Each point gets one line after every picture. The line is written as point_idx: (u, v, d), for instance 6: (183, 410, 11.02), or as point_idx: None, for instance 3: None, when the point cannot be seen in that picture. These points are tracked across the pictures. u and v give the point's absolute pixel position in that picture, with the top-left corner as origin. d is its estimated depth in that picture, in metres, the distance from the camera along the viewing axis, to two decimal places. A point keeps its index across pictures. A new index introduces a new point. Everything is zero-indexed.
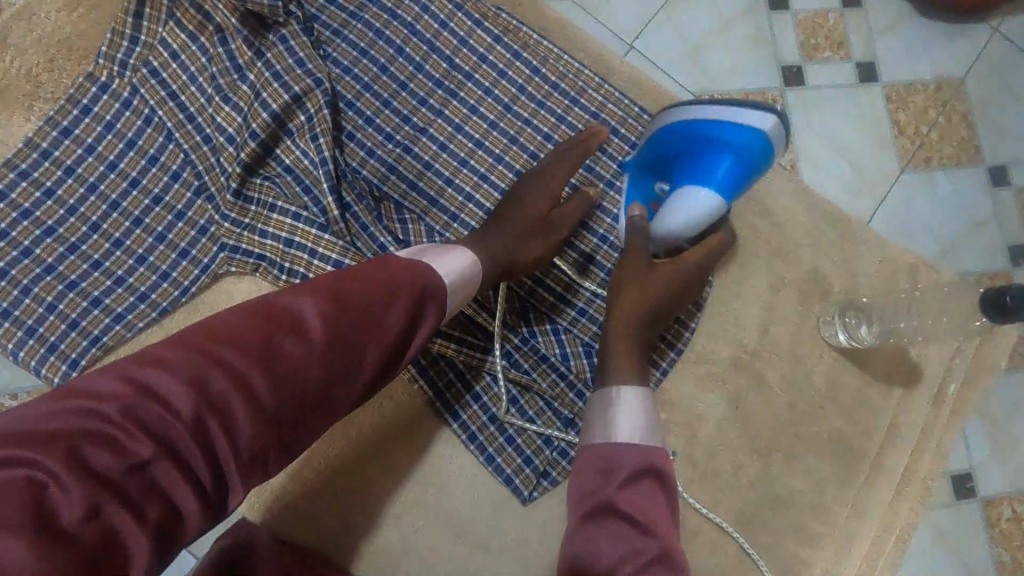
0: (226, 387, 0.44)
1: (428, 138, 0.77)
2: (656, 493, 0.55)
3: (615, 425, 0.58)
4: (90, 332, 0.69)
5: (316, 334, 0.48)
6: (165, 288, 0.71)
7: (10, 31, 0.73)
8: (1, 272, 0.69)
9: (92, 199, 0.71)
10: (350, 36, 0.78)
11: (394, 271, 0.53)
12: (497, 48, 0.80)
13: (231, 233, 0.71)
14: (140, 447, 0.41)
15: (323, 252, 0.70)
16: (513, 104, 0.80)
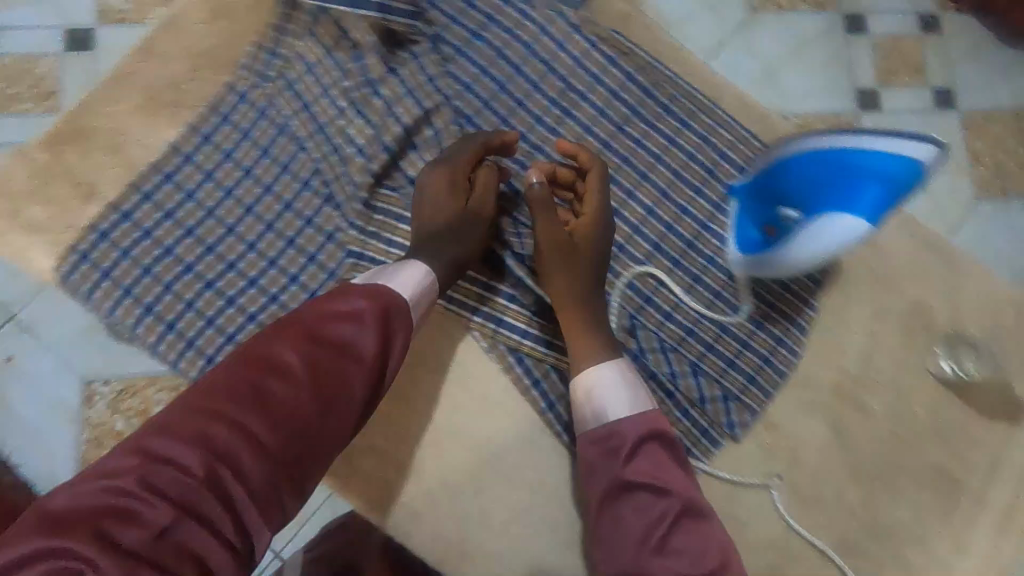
0: (268, 429, 0.52)
1: (543, 155, 0.80)
2: (667, 461, 0.64)
3: (603, 404, 0.66)
4: (225, 329, 0.72)
5: (295, 370, 0.55)
6: (294, 291, 0.74)
7: (157, 41, 0.77)
8: (144, 270, 0.72)
9: (229, 203, 0.75)
10: (471, 54, 0.80)
11: (351, 300, 0.59)
12: (611, 70, 0.82)
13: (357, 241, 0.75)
14: (195, 471, 0.48)
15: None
16: (625, 125, 0.81)
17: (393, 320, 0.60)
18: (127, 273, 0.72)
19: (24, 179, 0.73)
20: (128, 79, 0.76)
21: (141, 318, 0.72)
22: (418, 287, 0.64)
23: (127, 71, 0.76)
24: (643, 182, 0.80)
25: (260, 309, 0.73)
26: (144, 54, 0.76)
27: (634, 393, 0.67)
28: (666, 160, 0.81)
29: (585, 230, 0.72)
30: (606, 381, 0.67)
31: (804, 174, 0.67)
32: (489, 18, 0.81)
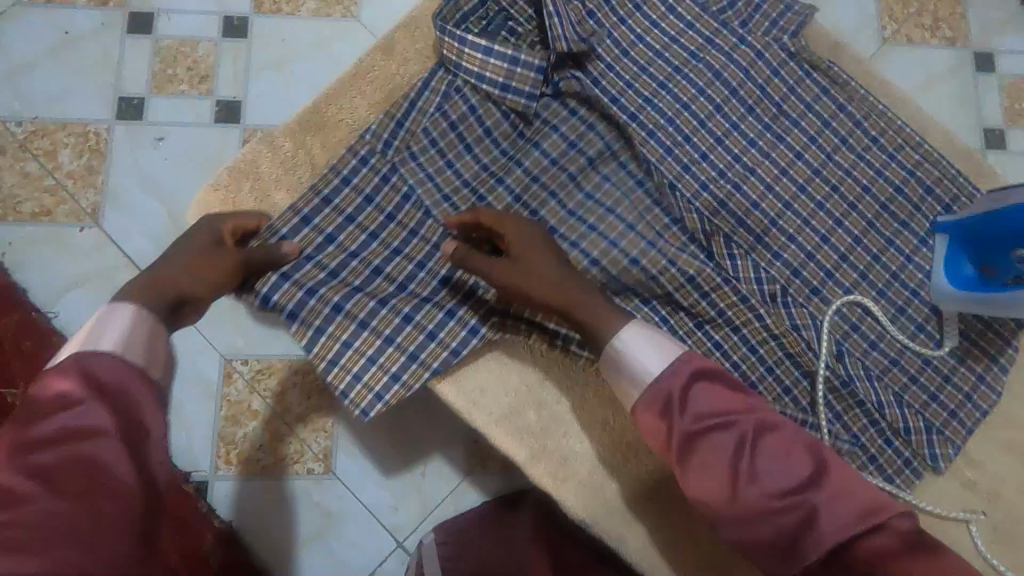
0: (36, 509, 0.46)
1: (756, 177, 0.81)
2: (723, 394, 0.61)
3: (638, 367, 0.63)
4: (465, 322, 0.73)
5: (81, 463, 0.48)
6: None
7: (397, 41, 0.80)
8: (376, 268, 0.75)
9: (455, 201, 0.78)
10: (690, 74, 0.83)
11: (99, 377, 0.52)
12: (823, 99, 0.83)
13: (577, 254, 0.77)
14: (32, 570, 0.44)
15: (664, 282, 0.77)
16: (835, 154, 0.83)
17: (136, 406, 0.52)
18: (363, 269, 0.74)
19: (270, 166, 0.76)
20: (369, 76, 0.79)
21: (374, 312, 0.72)
22: (137, 338, 0.55)
23: (367, 69, 0.79)
24: (851, 211, 0.81)
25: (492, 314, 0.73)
26: (384, 53, 0.80)
27: (660, 345, 0.64)
28: (874, 192, 0.82)
29: (556, 283, 0.66)
30: (635, 345, 0.63)
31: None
32: (707, 41, 0.83)
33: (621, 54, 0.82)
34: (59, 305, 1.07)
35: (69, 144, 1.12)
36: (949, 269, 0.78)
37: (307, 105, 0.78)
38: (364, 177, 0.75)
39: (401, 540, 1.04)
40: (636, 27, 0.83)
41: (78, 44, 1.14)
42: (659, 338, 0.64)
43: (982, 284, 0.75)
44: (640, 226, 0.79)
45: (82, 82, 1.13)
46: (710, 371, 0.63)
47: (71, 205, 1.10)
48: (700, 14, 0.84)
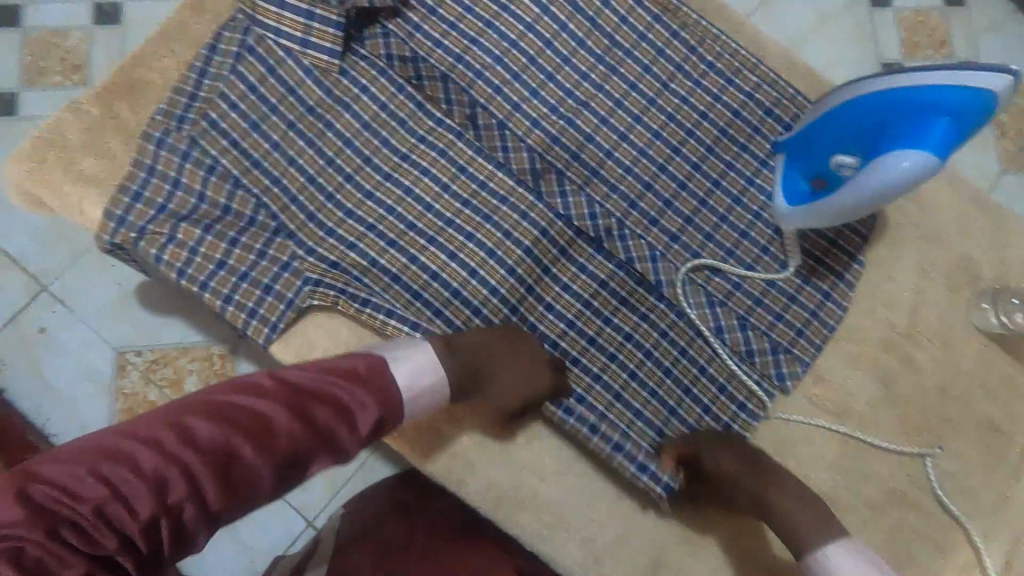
0: (202, 449, 0.51)
1: (590, 111, 0.80)
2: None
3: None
4: (285, 296, 0.71)
5: (305, 437, 0.55)
6: (352, 256, 0.73)
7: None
8: (204, 229, 0.71)
9: (275, 155, 0.74)
10: (517, 10, 0.80)
11: (369, 395, 0.60)
12: (656, 27, 0.82)
13: (406, 206, 0.75)
14: (171, 494, 0.49)
15: (484, 236, 0.75)
16: (670, 83, 0.81)
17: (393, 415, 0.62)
18: (188, 234, 0.71)
19: (77, 134, 0.73)
20: (180, 36, 0.76)
21: (212, 274, 0.71)
22: (425, 389, 0.64)
23: (177, 29, 0.77)
24: (689, 139, 0.80)
25: (322, 276, 0.72)
26: (196, 10, 0.77)
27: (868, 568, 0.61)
28: (712, 118, 0.81)
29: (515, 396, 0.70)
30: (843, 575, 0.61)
31: (865, 118, 0.66)
32: None
33: None
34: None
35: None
36: (788, 185, 0.76)
37: (114, 69, 0.75)
38: (177, 138, 0.72)
39: (312, 521, 0.97)
40: None
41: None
42: (848, 556, 0.62)
43: (805, 197, 0.74)
44: (471, 168, 0.76)
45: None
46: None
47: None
48: None
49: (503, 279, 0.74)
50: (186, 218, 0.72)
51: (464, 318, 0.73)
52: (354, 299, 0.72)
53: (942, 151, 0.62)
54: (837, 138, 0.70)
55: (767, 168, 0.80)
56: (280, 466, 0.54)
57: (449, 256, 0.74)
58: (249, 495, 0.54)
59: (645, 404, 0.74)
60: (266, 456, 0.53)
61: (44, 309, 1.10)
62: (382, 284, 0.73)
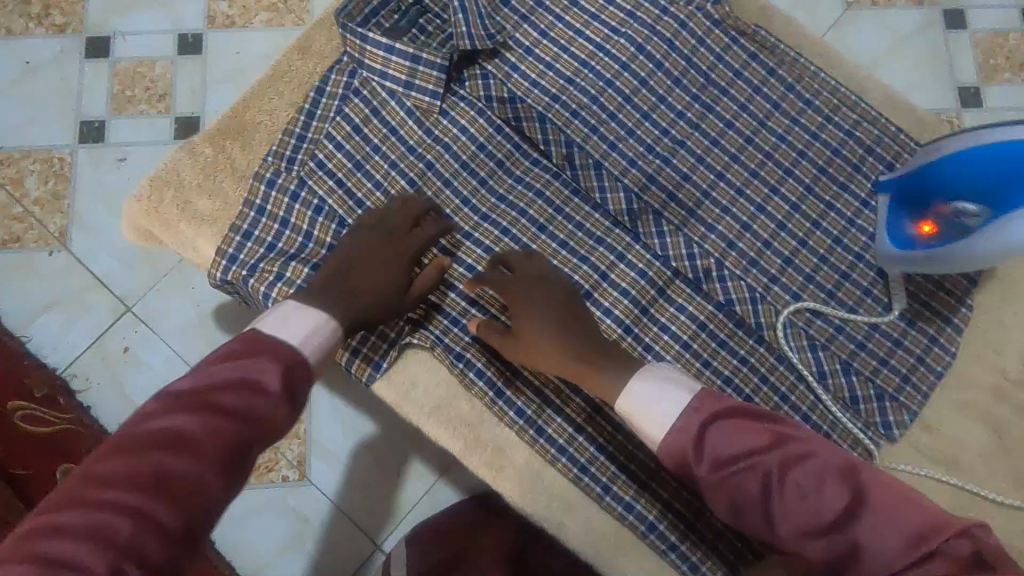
0: (138, 486, 0.46)
1: (686, 150, 0.79)
2: (747, 429, 0.56)
3: (651, 417, 0.60)
4: (387, 334, 0.72)
5: (205, 432, 0.49)
6: (453, 297, 0.74)
7: (314, 40, 0.80)
8: (312, 267, 0.73)
9: (378, 194, 0.76)
10: (612, 51, 0.81)
11: (252, 367, 0.54)
12: (752, 65, 0.81)
13: (503, 246, 0.76)
14: (119, 542, 0.43)
15: (582, 277, 0.75)
16: (767, 121, 0.80)
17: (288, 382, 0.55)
18: (296, 272, 0.73)
19: (192, 173, 0.76)
20: (287, 77, 0.79)
21: None
22: (314, 336, 0.59)
23: (284, 71, 0.79)
24: (787, 177, 0.79)
25: (423, 316, 0.73)
26: (302, 52, 0.79)
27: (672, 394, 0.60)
28: (810, 156, 0.80)
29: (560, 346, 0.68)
30: (651, 411, 0.60)
31: (984, 166, 0.66)
32: (628, 14, 0.82)
33: (540, 35, 0.81)
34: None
35: (30, 170, 1.13)
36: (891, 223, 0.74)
37: (225, 110, 0.78)
38: (288, 179, 0.74)
39: (377, 541, 0.90)
40: (554, 7, 0.81)
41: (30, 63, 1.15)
42: (668, 379, 0.62)
43: (915, 239, 0.72)
44: (569, 208, 0.77)
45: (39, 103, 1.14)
46: (728, 410, 0.58)
47: (32, 226, 1.11)
48: None
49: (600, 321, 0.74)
50: (296, 257, 0.73)
51: None
52: (450, 350, 0.72)
53: None
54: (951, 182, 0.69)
55: (870, 207, 0.78)
56: (221, 467, 0.49)
57: None
58: (208, 506, 0.48)
59: None
60: (205, 461, 0.48)
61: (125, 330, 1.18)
62: None
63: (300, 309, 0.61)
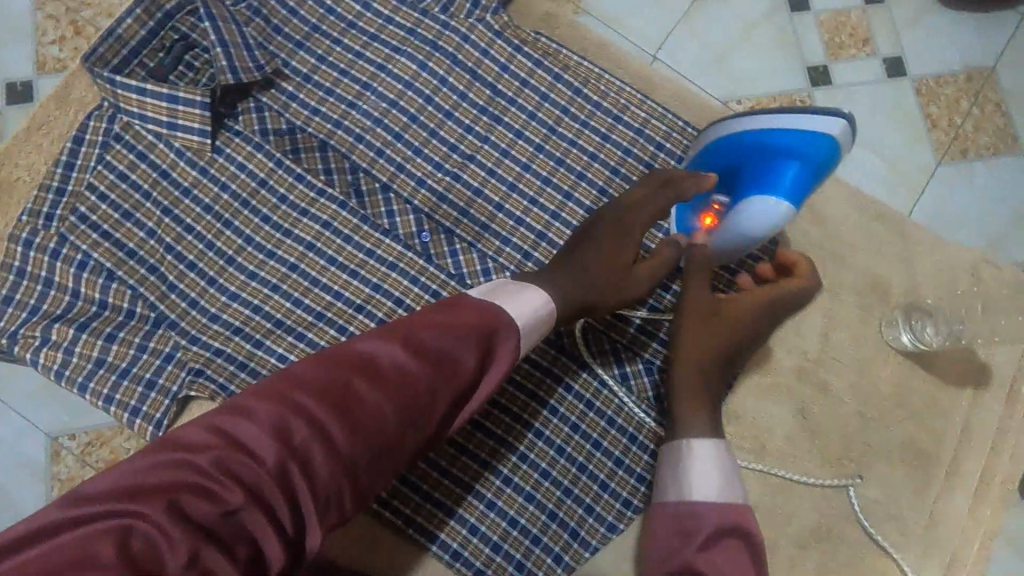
0: (267, 416, 0.45)
1: (477, 165, 0.78)
2: (745, 562, 0.53)
3: (698, 480, 0.58)
4: (169, 390, 0.69)
5: (412, 363, 0.49)
6: (238, 342, 0.71)
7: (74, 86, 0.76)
8: (81, 327, 0.69)
9: (151, 241, 0.72)
10: (394, 70, 0.80)
11: (459, 312, 0.53)
12: (538, 72, 0.81)
13: (292, 283, 0.73)
14: (270, 464, 0.44)
15: (375, 307, 0.73)
16: (557, 126, 0.80)
17: (496, 321, 0.54)
18: (63, 334, 0.69)
19: None
20: (46, 130, 0.75)
21: (92, 373, 0.69)
22: (526, 295, 0.58)
23: (44, 122, 0.75)
24: (580, 182, 0.79)
25: (204, 364, 0.70)
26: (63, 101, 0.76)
27: (728, 482, 0.58)
28: (602, 158, 0.80)
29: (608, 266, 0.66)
30: (704, 452, 0.59)
31: (738, 155, 0.68)
32: (409, 32, 0.81)
33: (318, 61, 0.79)
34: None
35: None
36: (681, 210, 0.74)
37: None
38: (46, 237, 0.71)
39: None
40: (331, 31, 0.80)
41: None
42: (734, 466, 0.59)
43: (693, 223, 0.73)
44: (357, 236, 0.75)
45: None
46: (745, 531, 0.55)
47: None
48: (397, 7, 0.81)
49: None
50: (63, 318, 0.70)
51: None
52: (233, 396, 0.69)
53: (794, 199, 0.63)
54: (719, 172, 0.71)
55: None
56: (430, 388, 0.50)
57: (338, 330, 0.72)
58: (403, 430, 0.49)
59: (552, 463, 0.72)
60: (354, 384, 0.48)
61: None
62: (269, 366, 0.71)
63: (525, 288, 0.59)
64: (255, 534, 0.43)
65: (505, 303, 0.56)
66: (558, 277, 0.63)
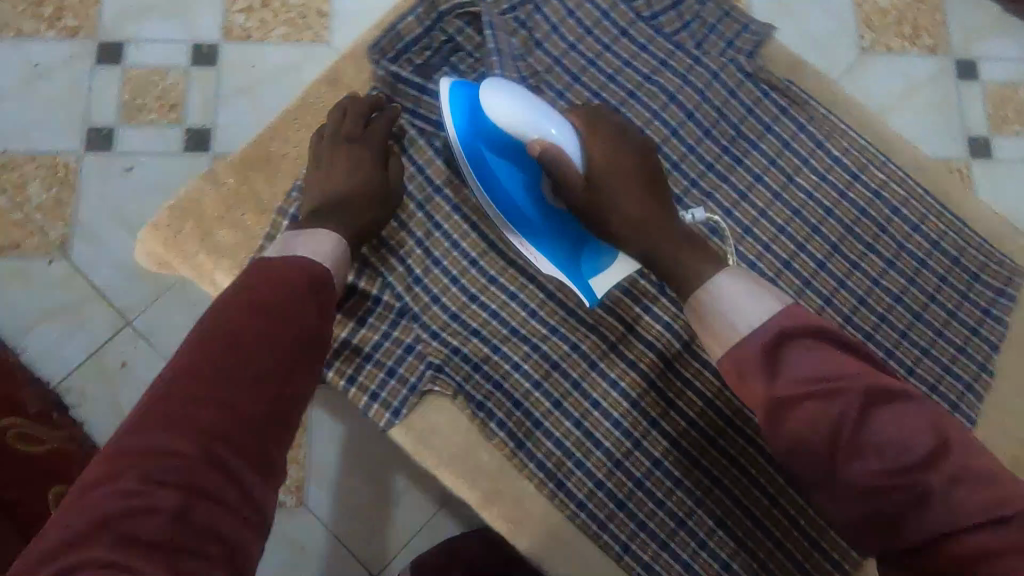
0: (185, 431, 0.48)
1: (715, 203, 0.79)
2: (836, 361, 0.51)
3: (731, 311, 0.56)
4: (408, 380, 0.71)
5: (251, 321, 0.54)
6: (476, 343, 0.73)
7: (342, 72, 0.79)
8: (333, 307, 0.72)
9: (403, 233, 0.75)
10: (644, 98, 0.81)
11: (287, 274, 0.58)
12: (782, 119, 0.81)
13: (529, 293, 0.75)
14: (201, 454, 0.48)
15: (604, 330, 0.75)
16: (796, 176, 0.80)
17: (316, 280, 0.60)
18: None
19: (212, 205, 0.74)
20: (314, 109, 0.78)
21: (337, 353, 0.71)
22: (320, 244, 0.63)
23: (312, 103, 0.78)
24: (815, 234, 0.79)
25: (445, 361, 0.71)
26: (331, 85, 0.79)
27: (762, 296, 0.56)
28: (837, 214, 0.80)
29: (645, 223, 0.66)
30: (725, 289, 0.58)
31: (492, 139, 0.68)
32: (661, 63, 0.82)
33: (573, 79, 0.80)
34: (23, 337, 1.15)
35: (38, 175, 1.20)
36: (531, 232, 0.71)
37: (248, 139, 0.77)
38: None
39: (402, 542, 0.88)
40: (588, 51, 0.81)
41: (129, 106, 1.24)
42: (752, 279, 0.59)
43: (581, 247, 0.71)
44: None
45: (159, 132, 1.24)
46: (820, 337, 0.52)
47: (39, 238, 1.19)
48: (653, 36, 0.82)
49: (623, 373, 0.74)
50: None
51: (585, 412, 0.72)
52: (472, 397, 0.71)
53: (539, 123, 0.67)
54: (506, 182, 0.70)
55: (909, 269, 0.79)
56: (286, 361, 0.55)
57: (571, 346, 0.74)
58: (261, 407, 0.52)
59: (767, 511, 0.71)
60: (225, 397, 0.50)
61: (128, 343, 1.18)
62: (503, 372, 0.72)
63: (303, 232, 0.64)
64: (211, 529, 0.46)
65: (304, 250, 0.62)
66: (622, 226, 0.66)
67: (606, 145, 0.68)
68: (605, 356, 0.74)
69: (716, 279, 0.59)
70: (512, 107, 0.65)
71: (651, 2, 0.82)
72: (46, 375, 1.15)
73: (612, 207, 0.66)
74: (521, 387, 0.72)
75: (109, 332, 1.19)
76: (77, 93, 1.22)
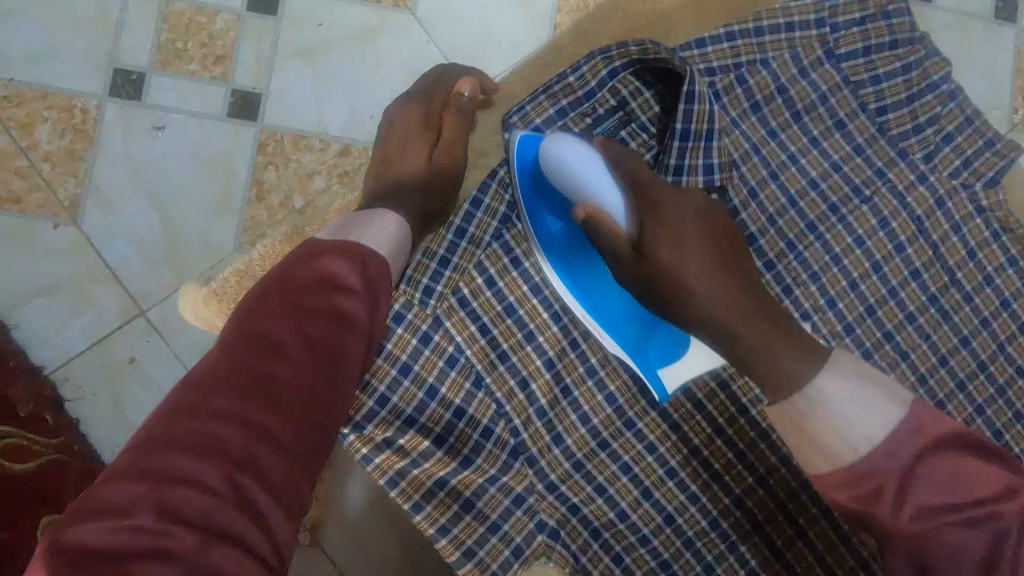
0: (199, 459, 0.39)
1: (908, 365, 0.64)
2: (966, 467, 0.42)
3: (847, 432, 0.43)
4: (512, 539, 0.57)
5: (292, 336, 0.45)
6: (598, 504, 0.60)
7: (440, 117, 0.62)
8: (436, 437, 0.58)
9: (528, 350, 0.60)
10: (849, 216, 0.64)
11: (334, 269, 0.48)
12: (1008, 271, 0.65)
13: (670, 447, 0.61)
14: (220, 487, 0.39)
15: (751, 504, 0.60)
16: (1008, 345, 0.65)
17: (377, 282, 0.50)
18: (415, 442, 0.57)
19: None
20: (408, 150, 0.61)
21: (430, 494, 0.56)
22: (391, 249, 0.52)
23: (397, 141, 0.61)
24: (1016, 422, 0.64)
25: (561, 523, 0.58)
26: (422, 124, 0.62)
27: (873, 402, 0.43)
28: None
29: (732, 313, 0.48)
30: (823, 395, 0.44)
31: (533, 193, 0.59)
32: (877, 173, 0.64)
33: (770, 176, 0.63)
34: (22, 316, 0.74)
35: (48, 118, 0.75)
36: (594, 302, 0.59)
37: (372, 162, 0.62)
38: (419, 316, 0.58)
39: None
40: (791, 144, 0.64)
41: (163, 50, 0.76)
42: (873, 377, 0.45)
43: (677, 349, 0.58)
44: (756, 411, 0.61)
45: (197, 93, 0.76)
46: (949, 437, 0.43)
47: (44, 194, 0.75)
48: (875, 136, 0.64)
49: (764, 561, 0.60)
50: (415, 421, 0.57)
51: None
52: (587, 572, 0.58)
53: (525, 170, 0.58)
54: (556, 237, 0.59)
55: None
56: (324, 384, 0.45)
57: (711, 523, 0.60)
58: (312, 438, 0.44)
59: None
60: (247, 423, 0.41)
61: (138, 335, 0.75)
62: (625, 543, 0.59)
63: (360, 214, 0.53)
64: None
65: (360, 240, 0.50)
66: (738, 321, 0.48)
67: (662, 214, 0.51)
68: (747, 538, 0.60)
69: (811, 390, 0.44)
70: (570, 166, 0.53)
71: (882, 91, 0.64)
72: (40, 360, 0.74)
73: (681, 290, 0.49)
74: (644, 564, 0.59)
75: (113, 319, 0.75)
76: (107, 19, 0.76)
